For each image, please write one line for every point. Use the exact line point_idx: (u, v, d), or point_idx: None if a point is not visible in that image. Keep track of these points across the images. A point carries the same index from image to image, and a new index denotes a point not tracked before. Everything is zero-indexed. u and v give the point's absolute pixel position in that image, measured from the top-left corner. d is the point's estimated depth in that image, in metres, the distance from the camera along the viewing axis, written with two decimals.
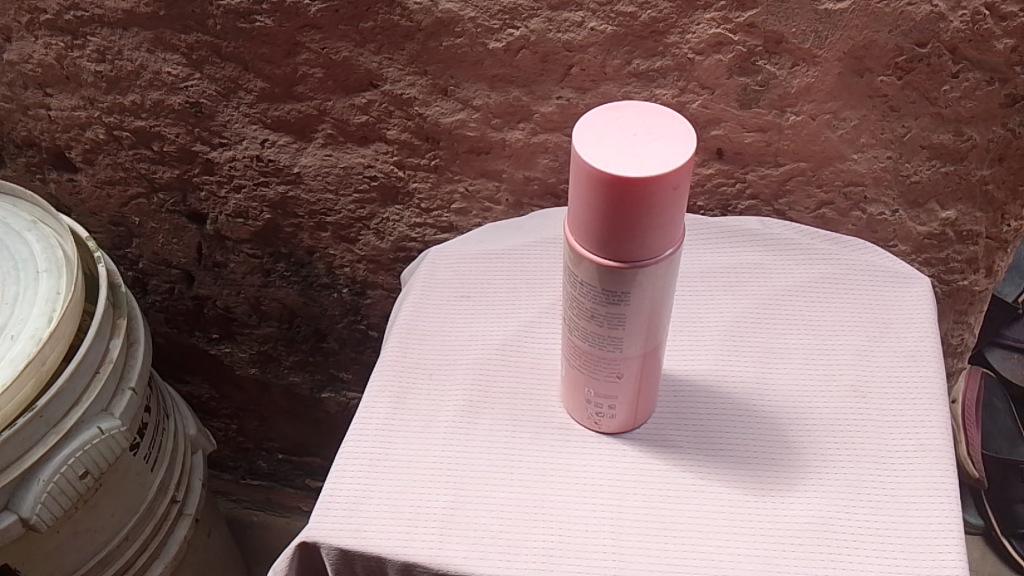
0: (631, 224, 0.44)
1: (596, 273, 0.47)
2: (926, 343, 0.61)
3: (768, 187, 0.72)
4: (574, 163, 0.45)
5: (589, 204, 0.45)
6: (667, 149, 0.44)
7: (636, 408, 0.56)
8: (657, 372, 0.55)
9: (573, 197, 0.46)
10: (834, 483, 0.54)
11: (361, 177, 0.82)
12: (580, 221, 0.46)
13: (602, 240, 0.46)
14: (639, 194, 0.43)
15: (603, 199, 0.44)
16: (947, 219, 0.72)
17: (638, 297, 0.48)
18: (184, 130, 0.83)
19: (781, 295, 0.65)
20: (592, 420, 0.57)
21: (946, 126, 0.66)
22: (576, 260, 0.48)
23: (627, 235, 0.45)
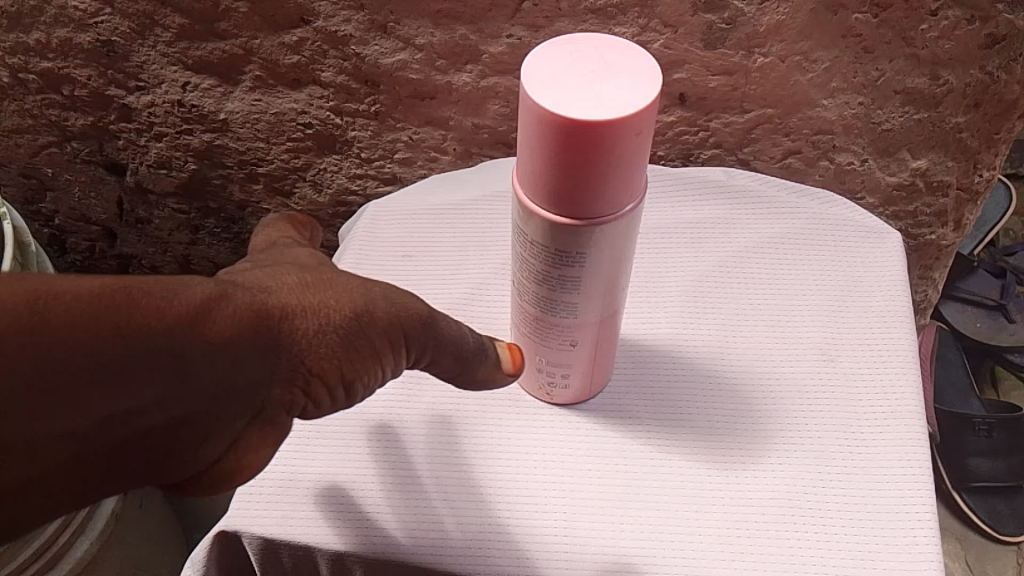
0: (588, 175, 0.39)
1: (547, 231, 0.42)
2: (897, 302, 0.58)
3: (732, 136, 0.68)
4: (523, 107, 0.39)
5: (541, 152, 0.39)
6: (628, 88, 0.38)
7: (591, 377, 0.52)
8: (615, 339, 0.51)
9: (522, 143, 0.40)
10: (802, 453, 0.50)
11: (294, 125, 0.75)
12: (530, 171, 0.41)
13: (554, 194, 0.41)
14: (596, 141, 0.38)
15: (556, 146, 0.38)
16: (917, 168, 0.68)
17: (594, 258, 0.43)
18: (96, 72, 0.75)
19: (745, 253, 0.61)
20: (544, 390, 0.52)
21: (922, 69, 0.62)
22: (524, 217, 0.43)
23: (583, 187, 0.40)
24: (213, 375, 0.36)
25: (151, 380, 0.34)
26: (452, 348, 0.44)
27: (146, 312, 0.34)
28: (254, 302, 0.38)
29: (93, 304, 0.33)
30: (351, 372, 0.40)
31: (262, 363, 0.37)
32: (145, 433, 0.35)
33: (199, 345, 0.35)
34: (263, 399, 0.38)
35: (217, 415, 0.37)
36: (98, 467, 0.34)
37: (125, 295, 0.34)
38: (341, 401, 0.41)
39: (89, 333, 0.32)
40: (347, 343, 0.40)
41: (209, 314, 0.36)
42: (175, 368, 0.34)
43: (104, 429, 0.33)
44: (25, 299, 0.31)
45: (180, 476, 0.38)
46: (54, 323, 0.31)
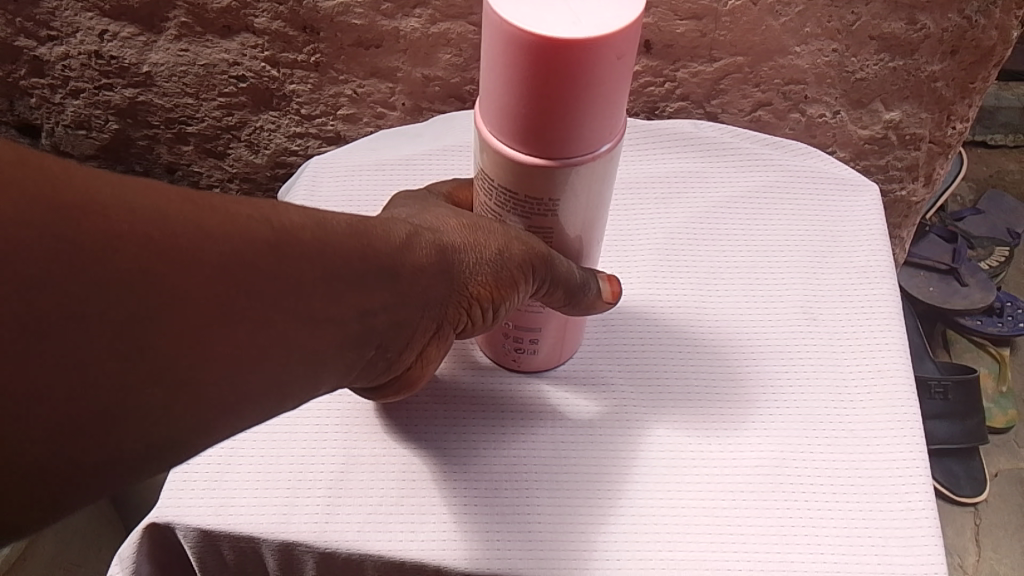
0: (561, 107, 0.35)
1: (515, 173, 0.38)
2: (878, 257, 0.54)
3: (701, 87, 0.64)
4: (489, 27, 0.34)
5: (507, 79, 0.35)
6: (609, 6, 0.34)
7: (560, 341, 0.48)
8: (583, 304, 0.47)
9: (487, 69, 0.36)
10: (788, 416, 0.47)
11: (225, 78, 0.69)
12: (497, 104, 0.36)
13: (521, 130, 0.36)
14: (571, 65, 0.33)
15: (526, 71, 0.34)
16: (890, 120, 0.65)
17: (567, 206, 0.40)
18: (3, 20, 0.68)
19: (719, 208, 0.57)
20: (510, 359, 0.48)
21: (899, 12, 0.58)
22: (488, 159, 0.39)
23: (554, 122, 0.35)
24: (418, 291, 0.39)
25: (380, 289, 0.37)
26: (565, 285, 0.42)
27: (377, 238, 0.37)
28: (444, 234, 0.40)
29: (344, 230, 0.36)
30: (503, 296, 0.41)
31: (442, 282, 0.40)
32: (371, 338, 0.37)
33: (408, 266, 0.38)
34: (441, 316, 0.40)
35: (416, 327, 0.39)
36: (338, 367, 0.37)
37: (359, 223, 0.37)
38: (494, 322, 0.43)
39: (345, 249, 0.36)
40: (509, 266, 0.40)
41: (412, 242, 0.39)
42: (391, 281, 0.38)
43: (349, 330, 0.36)
44: (305, 219, 0.35)
45: (375, 380, 0.41)
46: (323, 238, 0.35)
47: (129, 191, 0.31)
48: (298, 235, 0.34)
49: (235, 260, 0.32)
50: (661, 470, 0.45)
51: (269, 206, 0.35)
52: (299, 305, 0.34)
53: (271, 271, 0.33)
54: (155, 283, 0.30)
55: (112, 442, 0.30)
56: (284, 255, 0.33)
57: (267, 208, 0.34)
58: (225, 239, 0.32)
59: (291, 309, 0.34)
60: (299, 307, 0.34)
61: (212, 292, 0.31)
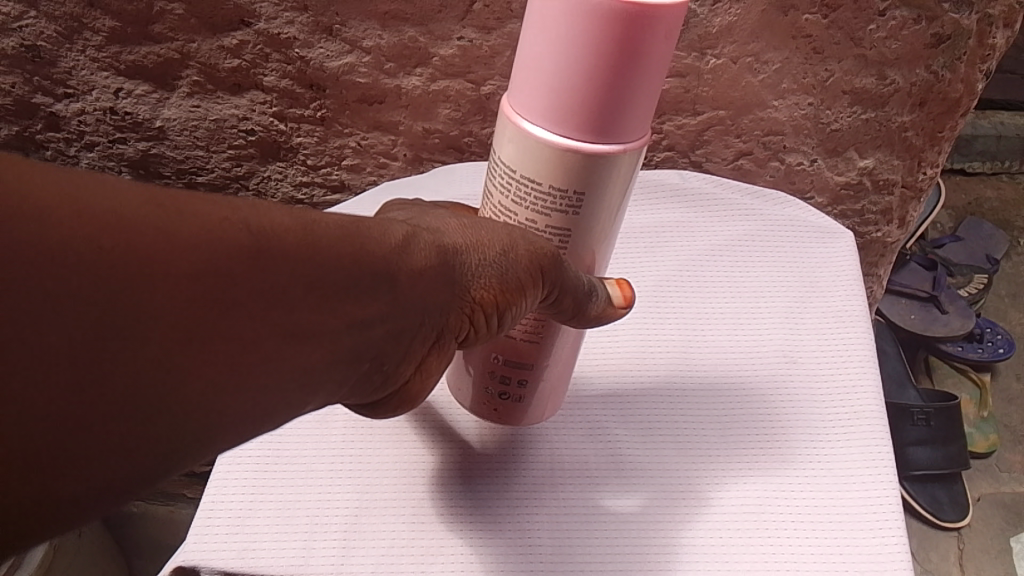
0: (618, 84, 0.37)
1: (547, 155, 0.39)
2: (853, 303, 0.58)
3: (686, 138, 0.68)
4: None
5: (568, 56, 0.36)
6: None
7: (541, 395, 0.50)
8: (569, 365, 0.50)
9: (539, 51, 0.37)
10: (769, 454, 0.50)
11: (235, 132, 0.72)
12: (541, 80, 0.37)
13: (572, 110, 0.37)
14: (638, 36, 0.35)
15: (591, 45, 0.36)
16: (864, 167, 0.69)
17: (597, 199, 0.41)
18: (21, 79, 0.71)
19: (704, 256, 0.61)
20: (490, 403, 0.49)
21: (870, 69, 0.62)
22: (518, 144, 0.40)
23: (609, 101, 0.37)
24: (416, 298, 0.38)
25: (376, 296, 0.36)
26: (574, 293, 0.43)
27: (371, 241, 0.36)
28: (438, 240, 0.40)
29: (339, 233, 0.35)
30: (507, 300, 0.41)
31: (442, 290, 0.39)
32: (364, 351, 0.37)
33: (406, 271, 0.37)
34: (440, 325, 0.40)
35: (412, 339, 0.39)
36: (329, 382, 0.36)
37: (353, 225, 0.36)
38: (499, 331, 0.43)
39: (336, 255, 0.35)
40: (509, 273, 0.40)
41: (409, 245, 0.38)
42: (389, 291, 0.37)
43: (343, 342, 0.35)
44: (292, 222, 0.34)
45: (370, 396, 0.40)
46: (315, 239, 0.34)
47: (104, 197, 0.30)
48: (287, 237, 0.33)
49: (215, 268, 0.31)
50: (654, 509, 0.48)
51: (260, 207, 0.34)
52: (289, 312, 0.33)
53: (265, 276, 0.32)
54: (140, 293, 0.29)
55: (86, 469, 0.29)
56: (267, 261, 0.32)
57: (259, 210, 0.33)
58: (205, 245, 0.31)
59: (286, 317, 0.33)
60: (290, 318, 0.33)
61: (196, 304, 0.30)
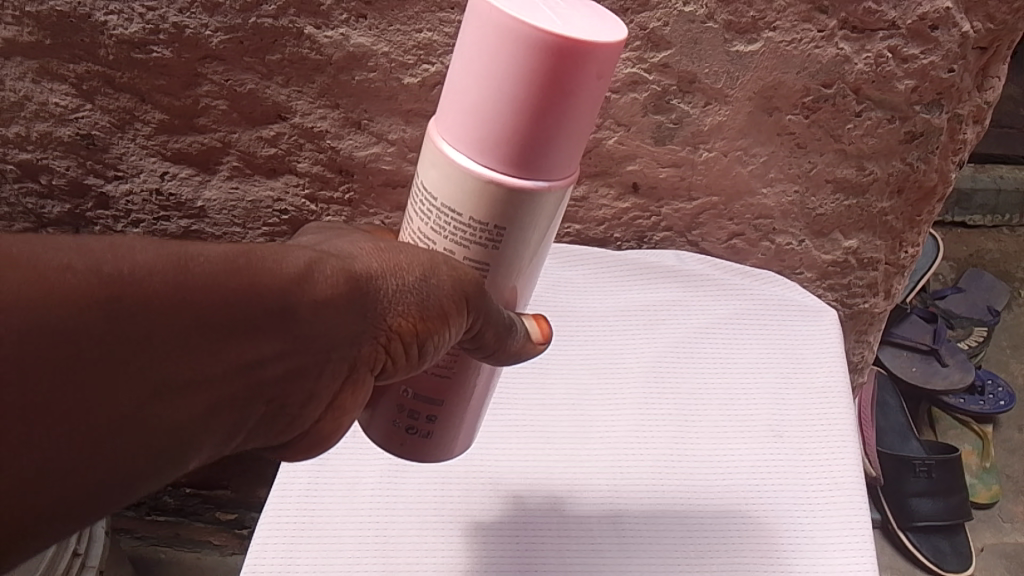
0: (543, 120, 0.39)
1: (466, 183, 0.42)
2: (836, 378, 0.65)
3: (682, 221, 0.74)
4: (479, 27, 0.39)
5: (498, 87, 0.39)
6: (597, 28, 0.39)
7: (454, 435, 0.50)
8: (483, 402, 0.51)
9: (473, 82, 0.40)
10: (752, 524, 0.56)
11: (270, 211, 0.79)
12: (469, 106, 0.40)
13: (499, 142, 0.40)
14: (561, 74, 0.38)
15: (519, 79, 0.38)
16: (849, 247, 0.74)
17: (519, 234, 0.43)
18: (74, 163, 0.78)
19: (699, 334, 0.68)
20: (396, 438, 0.49)
21: (849, 162, 0.68)
22: (440, 170, 0.42)
23: (533, 136, 0.40)
24: (320, 330, 0.41)
25: (272, 333, 0.40)
26: (495, 326, 0.45)
27: (260, 270, 0.39)
28: (332, 264, 0.42)
29: (223, 267, 0.38)
30: (428, 330, 0.43)
31: (353, 319, 0.42)
32: (261, 385, 0.41)
33: (307, 302, 0.40)
34: (353, 355, 0.43)
35: (319, 371, 0.42)
36: (234, 416, 0.41)
37: (241, 256, 0.39)
38: (421, 363, 0.45)
39: (216, 293, 0.37)
40: (433, 306, 0.42)
41: (310, 276, 0.40)
42: (289, 326, 0.40)
43: (239, 379, 0.39)
44: (164, 265, 0.37)
45: (280, 434, 0.44)
46: (191, 278, 0.37)
47: None
48: (152, 278, 0.36)
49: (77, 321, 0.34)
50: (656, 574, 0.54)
51: (123, 249, 0.36)
52: (179, 352, 0.37)
53: (141, 324, 0.36)
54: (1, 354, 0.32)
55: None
56: (130, 307, 0.35)
57: (124, 253, 0.36)
58: (60, 300, 0.34)
59: (173, 358, 0.37)
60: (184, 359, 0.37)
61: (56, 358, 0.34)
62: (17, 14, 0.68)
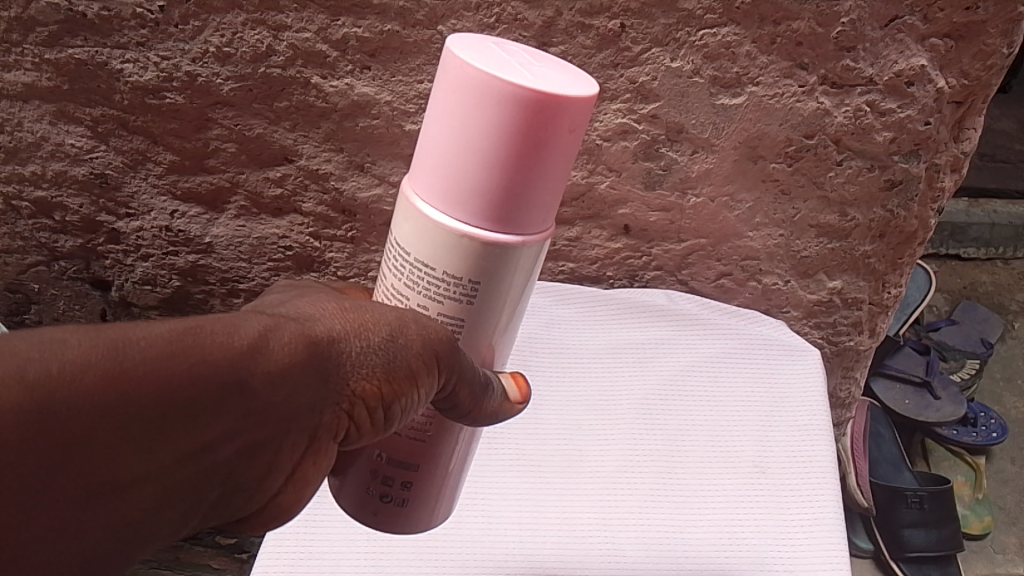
0: (518, 174, 0.41)
1: (442, 238, 0.42)
2: (817, 418, 0.67)
3: (672, 261, 0.76)
4: (458, 86, 0.40)
5: (473, 142, 0.40)
6: (568, 84, 0.41)
7: (430, 504, 0.49)
8: (459, 471, 0.51)
9: (448, 137, 0.41)
10: (727, 563, 0.59)
11: (275, 247, 0.81)
12: (445, 162, 0.41)
13: (476, 197, 0.41)
14: (535, 128, 0.40)
15: (494, 133, 0.40)
16: (833, 288, 0.76)
17: (497, 288, 0.44)
18: (87, 201, 0.81)
19: (687, 372, 0.70)
20: (370, 508, 0.48)
21: (832, 208, 0.70)
22: (414, 225, 0.43)
23: (509, 190, 0.41)
24: (278, 402, 0.40)
25: (228, 412, 0.39)
26: (470, 381, 0.45)
27: (209, 347, 0.38)
28: (290, 330, 0.41)
29: (165, 353, 0.37)
30: (394, 392, 0.43)
31: (315, 387, 0.41)
32: (214, 467, 0.41)
33: (261, 373, 0.39)
34: (314, 425, 0.42)
35: (278, 444, 0.42)
36: (185, 499, 0.41)
37: (186, 336, 0.38)
38: (388, 425, 0.44)
39: (156, 385, 0.37)
40: (398, 372, 0.42)
41: (265, 344, 0.40)
42: (241, 403, 0.39)
43: (188, 466, 0.39)
44: (102, 361, 0.36)
45: (240, 510, 0.44)
46: (130, 367, 0.36)
47: None
48: (83, 379, 0.35)
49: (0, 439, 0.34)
50: None
51: (52, 345, 0.36)
52: (120, 449, 0.37)
53: (76, 425, 0.35)
54: None
55: None
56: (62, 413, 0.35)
57: (53, 351, 0.36)
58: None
59: (115, 454, 0.37)
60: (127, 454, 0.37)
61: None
62: (37, 61, 0.71)
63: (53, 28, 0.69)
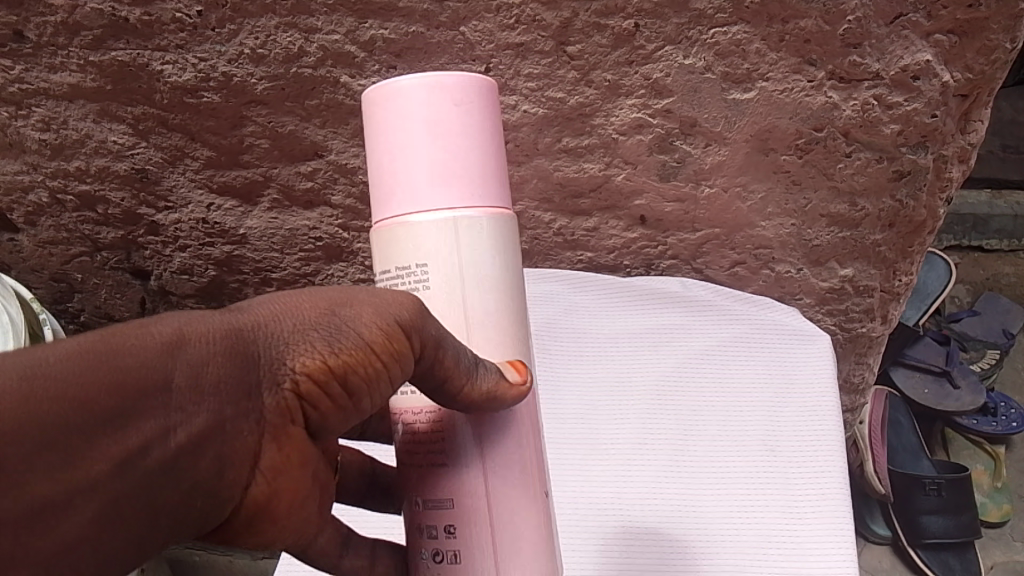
0: (472, 152, 0.47)
1: (427, 231, 0.46)
2: (827, 397, 0.69)
3: (686, 250, 0.79)
4: (375, 109, 0.47)
5: (429, 135, 0.46)
6: None
7: (483, 554, 0.46)
8: (517, 511, 0.47)
9: (405, 142, 0.46)
10: (734, 538, 0.63)
11: (306, 239, 0.86)
12: (412, 165, 0.46)
13: (452, 185, 0.46)
14: (467, 110, 0.47)
15: (440, 122, 0.46)
16: (845, 275, 0.79)
17: (499, 267, 0.48)
18: (129, 194, 0.85)
19: (699, 356, 0.73)
20: (432, 572, 0.47)
21: (841, 198, 0.73)
22: (404, 234, 0.47)
23: (472, 169, 0.47)
24: (209, 391, 0.40)
25: (154, 412, 0.38)
26: (455, 365, 0.44)
27: (119, 353, 0.38)
28: (207, 324, 0.40)
29: (76, 363, 0.37)
30: (343, 365, 0.42)
31: (246, 374, 0.41)
32: (156, 472, 0.39)
33: (183, 367, 0.39)
34: (258, 412, 0.41)
35: (223, 437, 0.40)
36: (138, 515, 0.40)
37: (100, 341, 0.38)
38: (349, 405, 0.43)
39: (74, 395, 0.36)
40: (342, 345, 0.42)
41: (181, 341, 0.39)
42: (169, 399, 0.39)
43: (128, 474, 0.38)
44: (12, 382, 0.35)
45: (202, 526, 0.42)
46: (41, 383, 0.36)
47: None
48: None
49: None
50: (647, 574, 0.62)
51: None
52: (48, 465, 0.36)
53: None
54: None
55: None
56: None
57: None
58: None
59: (36, 473, 0.36)
60: (54, 473, 0.36)
61: None
62: (82, 63, 0.75)
63: (97, 32, 0.73)
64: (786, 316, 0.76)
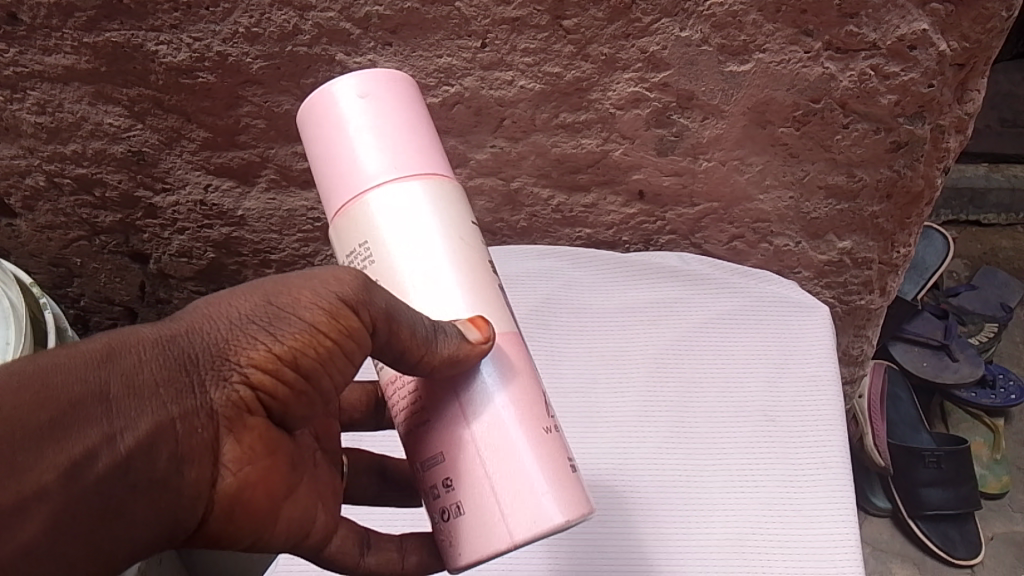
0: (399, 131, 0.49)
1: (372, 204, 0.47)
2: (824, 368, 0.70)
3: (685, 224, 0.80)
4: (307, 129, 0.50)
5: (356, 125, 0.48)
6: None
7: (479, 499, 0.44)
8: (512, 450, 0.45)
9: (335, 137, 0.48)
10: (733, 505, 0.63)
11: (304, 219, 0.86)
12: (344, 154, 0.48)
13: (386, 160, 0.48)
14: (387, 98, 0.49)
15: (364, 111, 0.48)
16: (843, 248, 0.79)
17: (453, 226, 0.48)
18: (126, 177, 0.85)
19: (696, 329, 0.73)
20: (444, 534, 0.46)
21: (839, 170, 0.73)
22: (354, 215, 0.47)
23: (403, 146, 0.48)
24: (150, 392, 0.40)
25: (100, 416, 0.38)
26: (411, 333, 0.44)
27: (49, 370, 0.37)
28: (137, 335, 0.41)
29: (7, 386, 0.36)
30: (292, 349, 0.41)
31: (183, 373, 0.41)
32: (112, 475, 0.38)
33: (117, 377, 0.39)
34: (207, 407, 0.41)
35: (176, 432, 0.40)
36: (99, 521, 0.38)
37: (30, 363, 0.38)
38: (310, 388, 0.43)
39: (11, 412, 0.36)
40: (285, 331, 0.42)
41: (112, 352, 0.39)
42: (111, 406, 0.38)
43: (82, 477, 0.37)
44: None
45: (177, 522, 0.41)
46: None
47: None
48: None
49: None
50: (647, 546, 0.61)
51: None
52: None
53: None
54: None
55: None
56: None
57: None
58: None
59: None
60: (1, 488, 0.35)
61: None
62: (77, 45, 0.74)
63: (90, 13, 0.72)
64: (786, 287, 0.77)
